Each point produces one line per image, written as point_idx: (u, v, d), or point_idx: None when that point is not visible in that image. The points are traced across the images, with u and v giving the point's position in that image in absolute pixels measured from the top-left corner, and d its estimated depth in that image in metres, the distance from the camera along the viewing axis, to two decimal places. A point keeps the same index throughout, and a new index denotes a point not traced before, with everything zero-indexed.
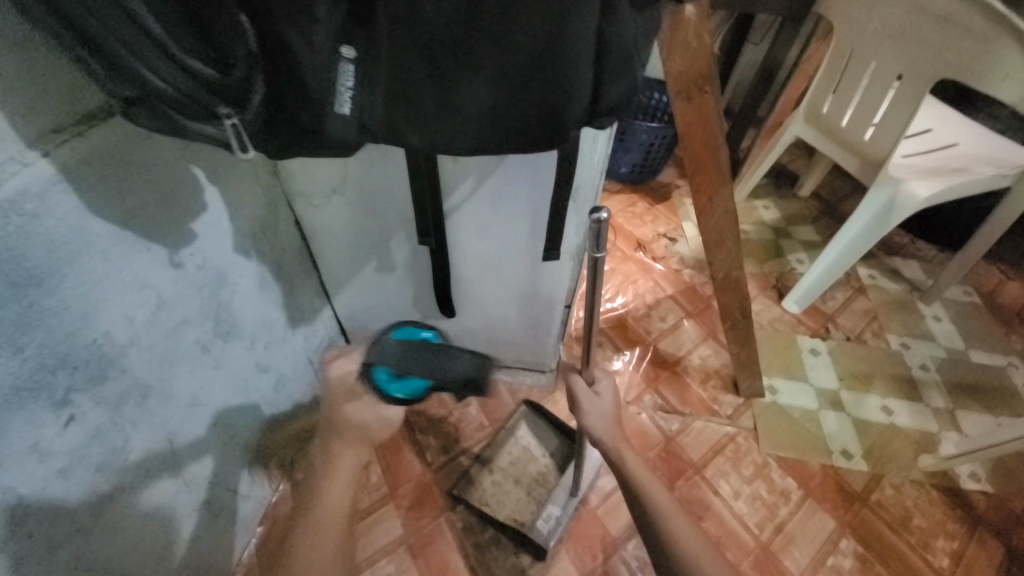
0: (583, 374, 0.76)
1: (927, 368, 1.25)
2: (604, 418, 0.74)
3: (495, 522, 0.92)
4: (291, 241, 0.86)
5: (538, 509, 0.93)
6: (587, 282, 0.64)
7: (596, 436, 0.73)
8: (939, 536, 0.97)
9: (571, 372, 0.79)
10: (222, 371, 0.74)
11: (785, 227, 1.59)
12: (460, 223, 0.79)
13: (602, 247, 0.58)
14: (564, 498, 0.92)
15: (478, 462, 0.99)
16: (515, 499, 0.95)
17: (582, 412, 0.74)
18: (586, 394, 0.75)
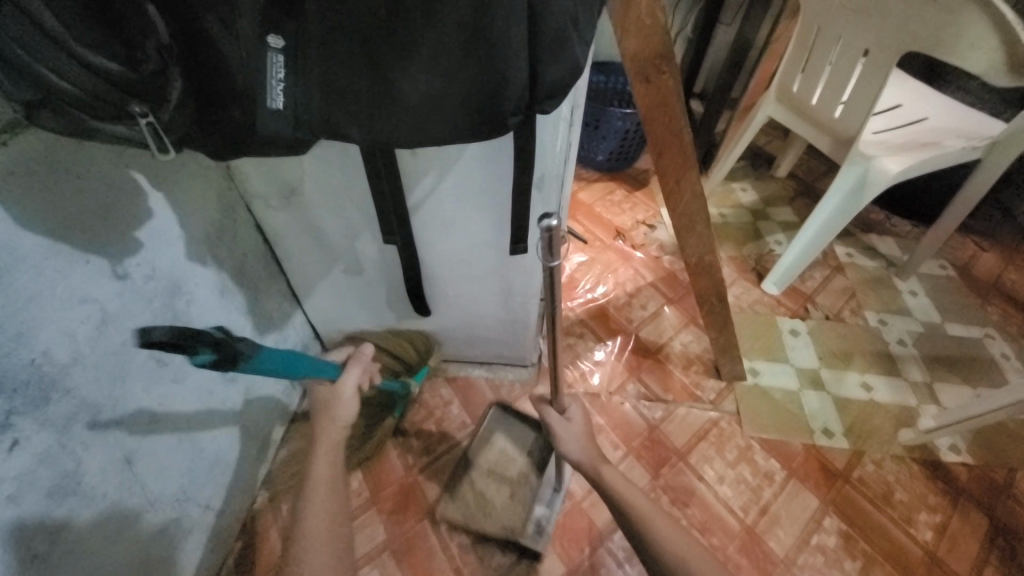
0: (554, 406, 0.77)
1: (905, 343, 1.26)
2: (579, 440, 0.75)
3: (483, 532, 0.89)
4: (252, 245, 0.83)
5: (527, 508, 0.92)
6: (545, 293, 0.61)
7: (574, 459, 0.74)
8: (921, 509, 0.98)
9: (541, 402, 0.79)
10: (183, 384, 0.71)
11: (763, 209, 1.59)
12: (425, 219, 0.77)
13: (555, 254, 0.54)
14: (550, 494, 0.92)
15: (458, 472, 0.96)
16: (503, 503, 0.92)
17: (560, 443, 0.75)
18: (560, 422, 0.76)
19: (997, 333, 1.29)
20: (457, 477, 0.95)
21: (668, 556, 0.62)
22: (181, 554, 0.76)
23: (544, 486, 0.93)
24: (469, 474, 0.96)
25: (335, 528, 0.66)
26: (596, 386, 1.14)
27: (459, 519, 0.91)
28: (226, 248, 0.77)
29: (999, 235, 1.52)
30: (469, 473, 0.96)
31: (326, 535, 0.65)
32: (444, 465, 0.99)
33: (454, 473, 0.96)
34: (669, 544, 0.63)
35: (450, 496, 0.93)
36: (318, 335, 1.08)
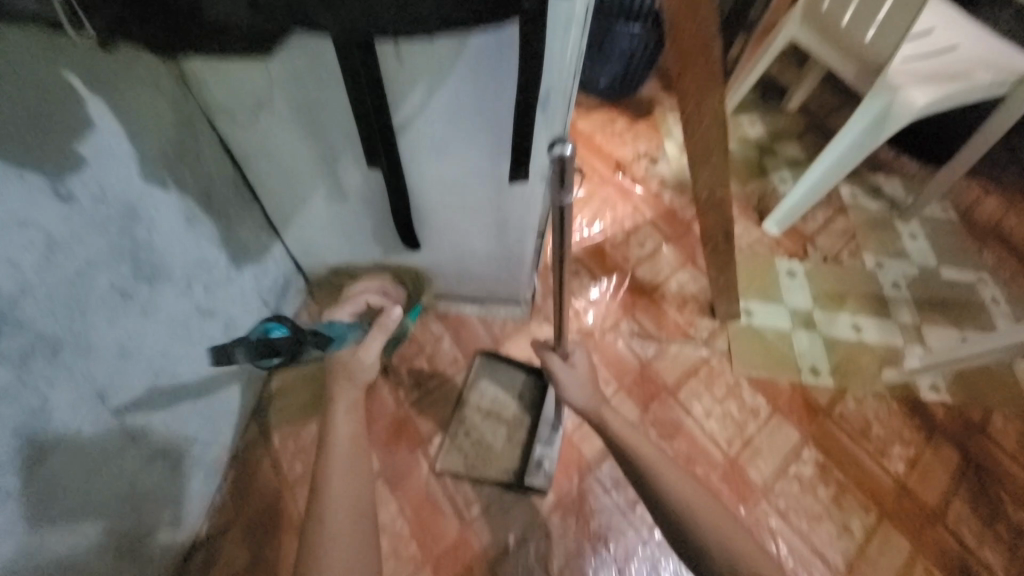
0: (558, 351, 0.79)
1: (899, 286, 1.25)
2: (584, 386, 0.77)
3: (486, 476, 0.91)
4: (220, 167, 0.75)
5: (528, 449, 0.92)
6: (555, 229, 0.60)
7: (578, 406, 0.75)
8: (896, 443, 1.02)
9: (543, 349, 0.81)
10: (154, 319, 0.67)
11: (771, 143, 1.50)
12: (414, 141, 0.69)
13: (568, 186, 0.53)
14: (549, 433, 0.92)
15: (452, 424, 0.95)
16: (501, 448, 0.93)
17: (562, 387, 0.77)
18: (563, 367, 0.78)
19: (990, 278, 1.29)
20: (452, 429, 0.95)
21: (667, 492, 0.64)
22: (174, 485, 0.75)
23: (543, 425, 0.92)
24: (464, 422, 0.95)
25: (357, 473, 0.69)
26: (589, 324, 1.13)
27: (461, 470, 0.91)
28: (189, 168, 0.69)
29: (1005, 179, 1.48)
30: (465, 425, 0.95)
31: (349, 482, 0.68)
32: (437, 416, 0.97)
33: (450, 417, 0.96)
34: (669, 483, 0.65)
35: (447, 449, 0.93)
36: (301, 269, 1.02)
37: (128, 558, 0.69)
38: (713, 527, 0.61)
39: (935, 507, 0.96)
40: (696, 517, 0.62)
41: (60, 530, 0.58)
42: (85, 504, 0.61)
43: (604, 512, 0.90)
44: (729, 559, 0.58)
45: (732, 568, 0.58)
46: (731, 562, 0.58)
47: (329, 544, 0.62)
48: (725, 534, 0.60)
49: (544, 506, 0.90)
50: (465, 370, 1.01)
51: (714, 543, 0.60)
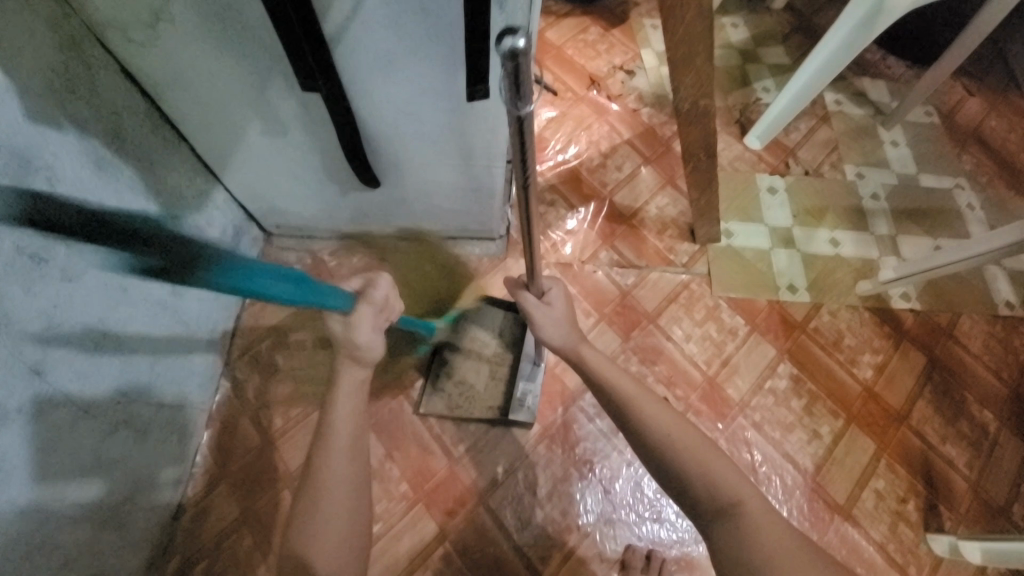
0: (532, 289, 0.73)
1: (878, 197, 1.23)
2: (560, 325, 0.74)
3: (471, 413, 0.90)
4: (128, 102, 0.64)
5: (511, 385, 0.91)
6: (517, 152, 0.48)
7: (557, 345, 0.74)
8: (866, 352, 1.06)
9: (519, 289, 0.77)
10: (80, 282, 0.60)
11: (753, 48, 1.39)
12: (353, 56, 0.59)
13: (527, 98, 0.41)
14: (530, 368, 0.91)
15: (433, 368, 0.93)
16: (483, 386, 0.91)
17: (537, 326, 0.74)
18: (538, 306, 0.74)
19: (968, 183, 1.28)
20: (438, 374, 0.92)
21: (646, 419, 0.65)
22: (147, 452, 0.73)
23: (522, 360, 0.91)
24: (445, 364, 0.93)
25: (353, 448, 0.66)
26: (568, 256, 1.09)
27: (444, 410, 0.90)
28: (84, 101, 0.58)
29: (989, 79, 1.41)
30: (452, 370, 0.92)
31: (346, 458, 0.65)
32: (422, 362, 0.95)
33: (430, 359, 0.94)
34: (649, 414, 0.65)
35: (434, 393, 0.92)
36: (252, 216, 0.93)
37: (112, 526, 0.68)
38: (692, 456, 0.62)
39: (900, 409, 1.01)
40: (676, 450, 0.63)
41: (27, 511, 0.55)
42: (50, 483, 0.58)
43: (588, 439, 0.92)
44: (711, 490, 0.61)
45: (712, 494, 0.61)
46: (710, 488, 0.61)
47: (325, 518, 0.62)
48: (706, 465, 0.62)
49: (530, 439, 0.91)
50: (442, 310, 0.98)
51: (696, 475, 0.62)
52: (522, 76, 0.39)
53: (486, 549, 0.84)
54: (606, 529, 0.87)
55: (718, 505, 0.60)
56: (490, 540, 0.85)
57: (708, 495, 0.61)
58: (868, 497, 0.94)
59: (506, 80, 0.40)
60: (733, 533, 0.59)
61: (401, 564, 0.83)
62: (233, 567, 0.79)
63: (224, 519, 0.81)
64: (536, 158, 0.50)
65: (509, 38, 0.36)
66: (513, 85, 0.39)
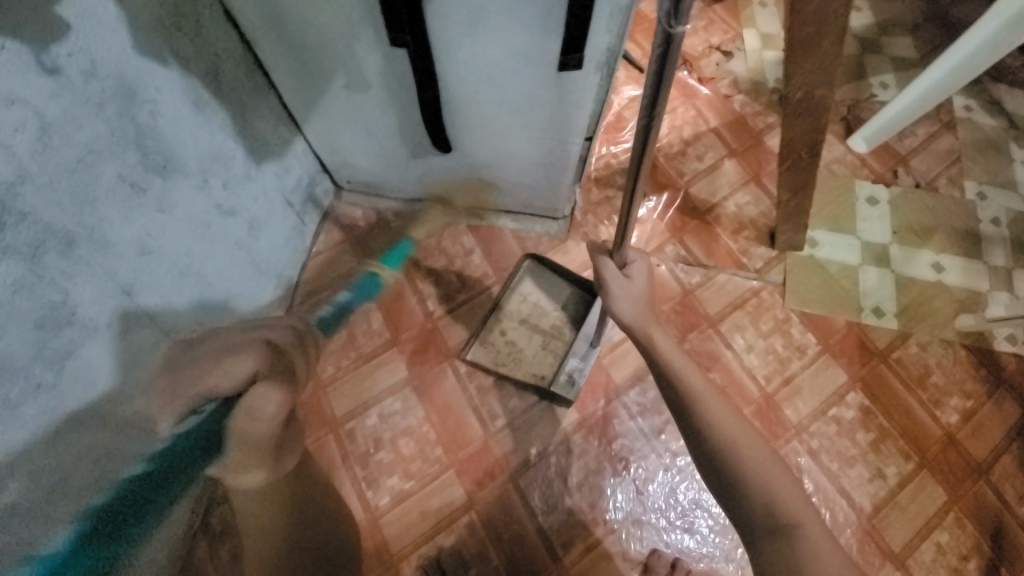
0: (615, 257, 0.70)
1: (998, 223, 1.08)
2: (635, 301, 0.69)
3: (515, 379, 0.90)
4: (227, 44, 0.66)
5: (560, 359, 0.90)
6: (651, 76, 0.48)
7: (625, 320, 0.69)
8: (953, 394, 0.94)
9: (600, 253, 0.72)
10: (171, 214, 0.63)
11: (876, 37, 1.23)
12: (447, 14, 0.57)
13: (683, 15, 0.42)
14: (584, 348, 0.90)
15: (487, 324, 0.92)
16: (533, 354, 0.91)
17: (609, 297, 0.70)
18: (618, 277, 0.70)
19: None
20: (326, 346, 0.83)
21: (707, 419, 0.62)
22: None
23: (579, 340, 0.90)
24: (500, 322, 0.92)
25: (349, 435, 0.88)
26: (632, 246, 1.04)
27: (491, 368, 0.91)
28: (188, 39, 0.60)
29: None
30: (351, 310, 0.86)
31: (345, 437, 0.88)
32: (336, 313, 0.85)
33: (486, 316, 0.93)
34: (713, 419, 0.61)
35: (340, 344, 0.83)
36: (326, 169, 0.95)
37: None
38: (754, 468, 0.59)
39: (982, 462, 0.91)
40: (738, 459, 0.59)
41: (93, 439, 0.59)
42: (110, 407, 0.60)
43: (627, 435, 0.90)
44: (768, 505, 0.58)
45: (770, 512, 0.58)
46: (770, 506, 0.58)
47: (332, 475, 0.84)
48: (768, 482, 0.59)
49: (568, 424, 0.90)
50: (514, 269, 0.94)
51: (756, 487, 0.59)
52: None
53: (509, 525, 0.85)
54: (632, 528, 0.85)
55: (773, 522, 0.57)
56: (515, 517, 0.86)
57: (764, 511, 0.58)
58: (928, 550, 0.86)
59: None
60: (787, 551, 0.56)
61: (425, 522, 0.86)
62: None
63: None
64: (665, 99, 0.50)
65: None
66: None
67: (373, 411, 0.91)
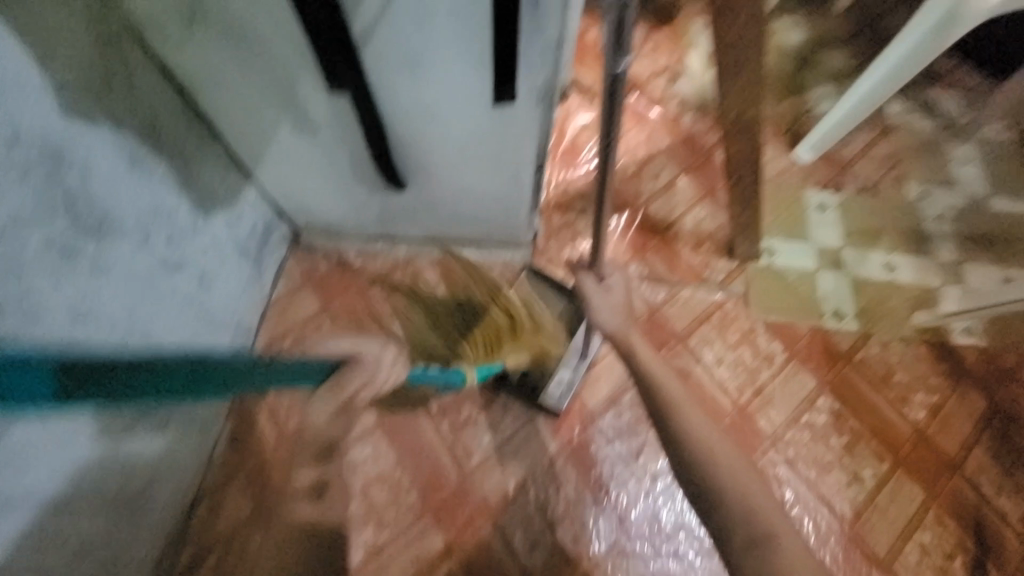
0: (594, 269, 0.73)
1: (942, 220, 1.13)
2: (617, 311, 0.70)
3: (509, 387, 0.90)
4: (164, 99, 0.65)
5: (549, 370, 0.88)
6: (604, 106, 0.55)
7: (608, 329, 0.69)
8: (919, 391, 0.96)
9: (580, 267, 0.76)
10: (107, 276, 0.61)
11: (811, 53, 1.29)
12: (382, 59, 0.58)
13: (623, 55, 0.49)
14: (576, 361, 0.88)
15: None
16: (525, 365, 0.89)
17: (591, 309, 0.71)
18: (596, 290, 0.71)
19: None
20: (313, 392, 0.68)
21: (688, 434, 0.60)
22: (147, 455, 0.71)
23: (570, 353, 0.87)
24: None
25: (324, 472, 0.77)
26: None
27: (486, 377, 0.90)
28: (120, 97, 0.59)
29: None
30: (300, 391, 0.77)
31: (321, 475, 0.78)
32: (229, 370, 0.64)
33: None
34: (690, 430, 0.60)
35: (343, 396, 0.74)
36: (281, 212, 0.94)
37: (128, 514, 0.69)
38: (732, 476, 0.57)
39: (953, 456, 0.92)
40: (716, 466, 0.57)
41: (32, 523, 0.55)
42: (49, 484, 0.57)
43: (605, 461, 0.88)
44: (747, 515, 0.55)
45: (749, 521, 0.55)
46: (748, 517, 0.55)
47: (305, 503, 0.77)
48: (746, 493, 0.57)
49: (545, 456, 0.88)
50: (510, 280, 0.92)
51: (734, 499, 0.56)
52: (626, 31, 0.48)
53: (491, 568, 0.82)
54: (619, 559, 0.83)
55: (753, 533, 0.54)
56: (496, 559, 0.83)
57: (744, 522, 0.55)
58: (911, 552, 0.86)
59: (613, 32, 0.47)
60: (764, 560, 0.53)
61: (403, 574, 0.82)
62: (242, 560, 0.80)
63: (236, 515, 0.82)
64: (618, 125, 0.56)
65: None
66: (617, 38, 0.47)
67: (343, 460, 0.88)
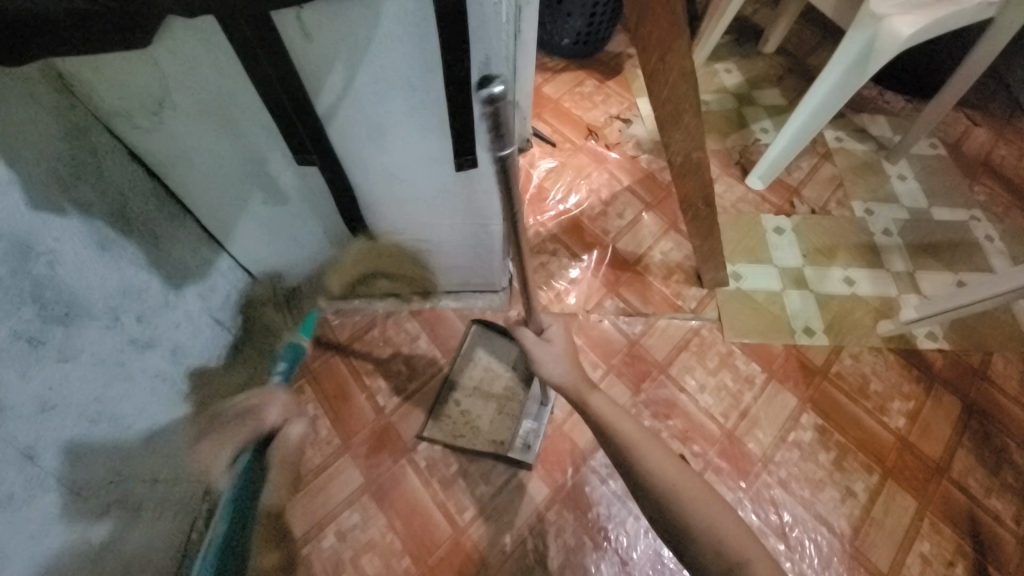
0: (530, 325, 0.70)
1: (890, 233, 1.20)
2: (561, 362, 0.69)
3: (474, 450, 0.87)
4: (134, 181, 0.67)
5: (514, 422, 0.90)
6: (499, 191, 0.47)
7: (557, 382, 0.68)
8: (895, 398, 0.99)
9: (518, 325, 0.73)
10: (76, 361, 0.60)
11: (749, 92, 1.41)
12: (347, 132, 0.62)
13: (507, 141, 0.40)
14: (537, 409, 0.89)
15: (445, 395, 0.92)
16: (489, 420, 0.90)
17: (538, 365, 0.69)
18: (537, 344, 0.70)
19: (983, 215, 1.24)
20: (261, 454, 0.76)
21: (666, 463, 0.59)
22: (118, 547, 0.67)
23: (530, 401, 0.89)
24: (456, 388, 0.92)
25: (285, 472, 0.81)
26: (572, 306, 1.07)
27: (450, 442, 0.88)
28: (89, 184, 0.61)
29: (992, 109, 1.41)
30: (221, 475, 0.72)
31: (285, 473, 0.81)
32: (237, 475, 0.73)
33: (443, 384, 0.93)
34: (658, 464, 0.59)
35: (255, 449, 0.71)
36: (257, 278, 0.95)
37: None
38: (698, 510, 0.56)
39: (939, 460, 0.94)
40: (680, 501, 0.57)
41: None
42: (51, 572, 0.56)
43: (601, 502, 0.87)
44: (716, 544, 0.54)
45: (717, 553, 0.54)
46: (717, 546, 0.54)
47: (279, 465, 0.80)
48: (712, 520, 0.55)
49: (539, 502, 0.86)
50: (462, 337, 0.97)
51: (705, 530, 0.55)
52: (504, 122, 0.39)
53: None
54: None
55: (724, 564, 0.53)
56: None
57: (713, 554, 0.54)
58: (914, 563, 0.86)
59: (488, 122, 0.39)
60: None
61: None
62: None
63: None
64: (521, 203, 0.49)
65: (487, 85, 0.37)
66: (494, 131, 0.39)
67: (330, 530, 0.84)
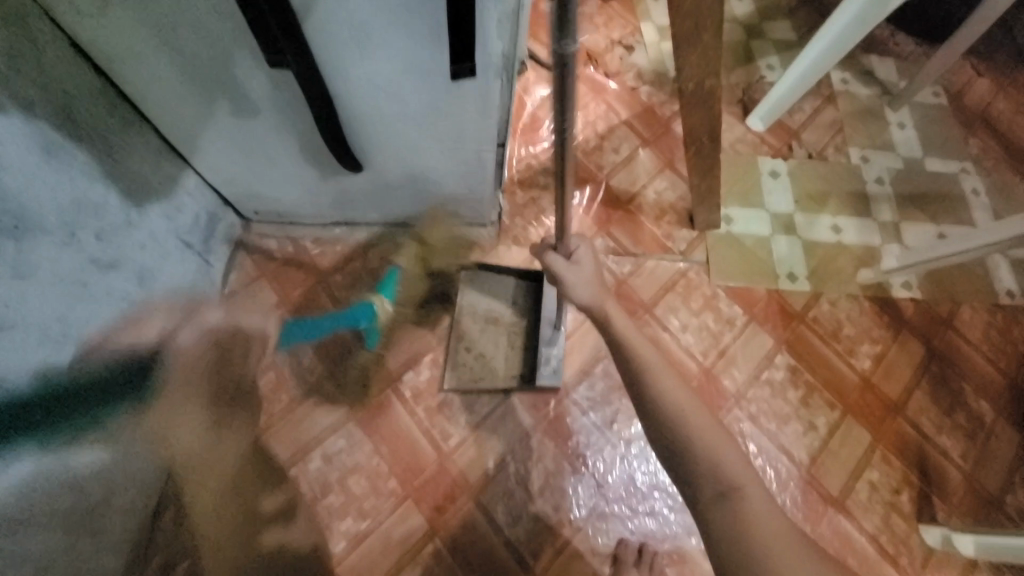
0: (560, 249, 0.66)
1: (882, 182, 1.19)
2: (591, 285, 0.65)
3: (498, 387, 0.89)
4: (80, 80, 0.59)
5: (524, 356, 0.91)
6: (553, 98, 0.46)
7: (583, 305, 0.65)
8: (864, 342, 1.04)
9: (544, 249, 0.68)
10: (33, 279, 0.55)
11: (759, 23, 1.32)
12: (328, 31, 0.54)
13: (570, 37, 0.40)
14: (551, 333, 0.88)
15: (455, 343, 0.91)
16: (503, 357, 0.91)
17: (565, 287, 0.66)
18: (567, 267, 0.65)
19: (973, 168, 1.24)
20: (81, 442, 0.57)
21: (655, 394, 0.60)
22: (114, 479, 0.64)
23: (544, 325, 0.88)
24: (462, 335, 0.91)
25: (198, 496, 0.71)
26: None
27: (469, 386, 0.89)
28: (26, 76, 0.53)
29: (998, 58, 1.37)
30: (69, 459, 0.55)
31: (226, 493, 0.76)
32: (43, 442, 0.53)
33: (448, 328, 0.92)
34: (665, 390, 0.60)
35: None
36: (225, 201, 0.89)
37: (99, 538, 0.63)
38: (687, 438, 0.59)
39: (897, 400, 1.00)
40: (670, 430, 0.59)
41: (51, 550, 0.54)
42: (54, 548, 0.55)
43: (581, 432, 0.90)
44: (714, 471, 0.58)
45: (716, 476, 0.58)
46: (715, 470, 0.58)
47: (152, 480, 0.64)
48: (706, 447, 0.58)
49: (521, 431, 0.89)
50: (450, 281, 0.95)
51: (703, 457, 0.58)
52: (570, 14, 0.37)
53: (476, 544, 0.83)
54: (598, 523, 0.86)
55: (719, 484, 0.57)
56: (480, 535, 0.84)
57: (710, 477, 0.58)
58: (862, 489, 0.94)
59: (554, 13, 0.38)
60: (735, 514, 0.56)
61: (389, 563, 0.81)
62: None
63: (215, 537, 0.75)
64: (572, 110, 0.48)
65: None
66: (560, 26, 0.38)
67: (316, 454, 0.86)
